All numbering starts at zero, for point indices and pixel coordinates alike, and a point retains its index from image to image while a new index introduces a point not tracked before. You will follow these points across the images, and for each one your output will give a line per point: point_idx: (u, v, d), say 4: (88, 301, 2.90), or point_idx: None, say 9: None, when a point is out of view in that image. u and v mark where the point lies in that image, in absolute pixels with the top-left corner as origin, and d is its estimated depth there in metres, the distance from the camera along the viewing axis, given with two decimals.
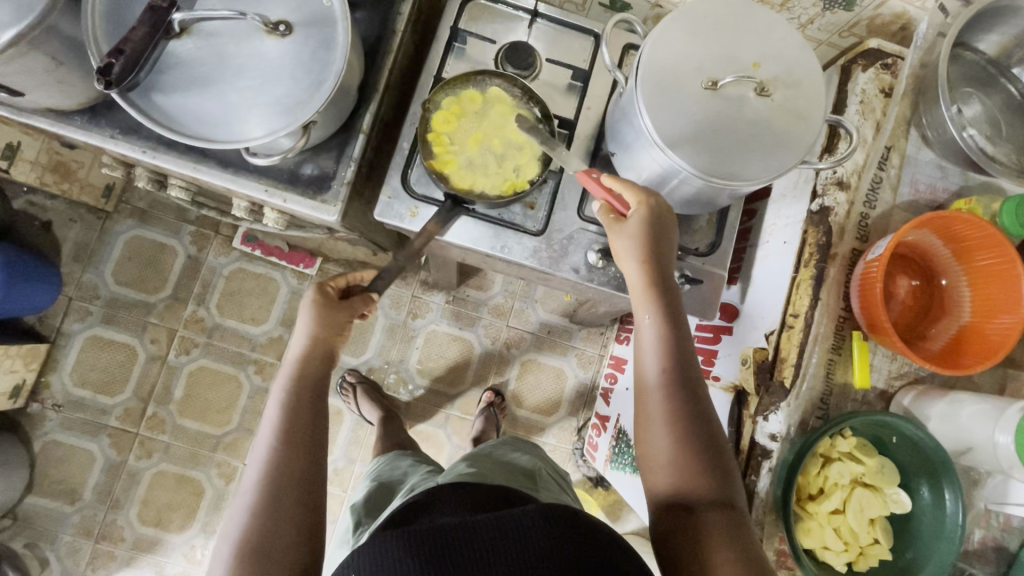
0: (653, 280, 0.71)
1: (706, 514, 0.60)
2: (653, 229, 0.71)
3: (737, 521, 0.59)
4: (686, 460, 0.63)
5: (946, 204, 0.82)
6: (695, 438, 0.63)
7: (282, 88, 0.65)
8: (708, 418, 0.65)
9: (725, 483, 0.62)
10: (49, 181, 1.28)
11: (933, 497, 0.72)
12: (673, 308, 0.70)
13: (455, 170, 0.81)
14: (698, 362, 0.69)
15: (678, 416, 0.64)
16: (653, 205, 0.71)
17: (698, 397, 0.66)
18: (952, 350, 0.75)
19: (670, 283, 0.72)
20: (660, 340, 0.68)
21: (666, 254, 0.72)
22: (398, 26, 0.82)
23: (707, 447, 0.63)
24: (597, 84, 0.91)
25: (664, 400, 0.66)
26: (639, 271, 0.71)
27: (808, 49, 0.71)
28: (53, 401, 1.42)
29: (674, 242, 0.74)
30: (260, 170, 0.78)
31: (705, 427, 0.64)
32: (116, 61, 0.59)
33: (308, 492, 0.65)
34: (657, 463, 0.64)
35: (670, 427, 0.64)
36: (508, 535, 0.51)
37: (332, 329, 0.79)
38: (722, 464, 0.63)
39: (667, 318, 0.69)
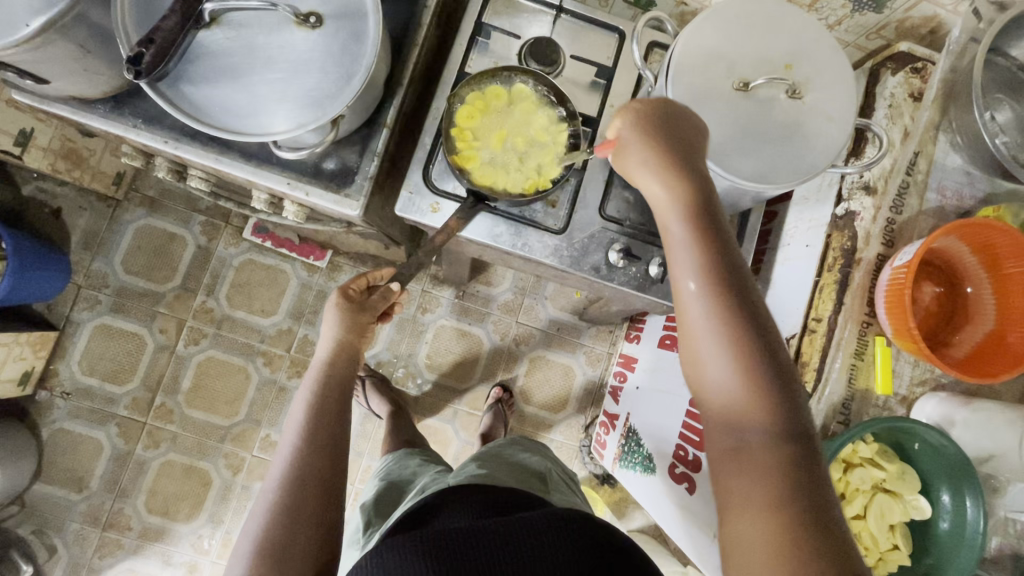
0: (681, 184, 0.58)
1: (769, 453, 0.51)
2: (665, 132, 0.60)
3: (805, 456, 0.51)
4: (743, 393, 0.52)
5: (973, 211, 0.82)
6: (753, 363, 0.52)
7: (310, 80, 0.64)
8: (768, 337, 0.53)
9: (791, 414, 0.52)
10: (62, 168, 1.26)
11: (954, 504, 0.72)
12: (707, 211, 0.57)
13: (477, 166, 0.80)
14: (747, 269, 0.56)
15: (732, 339, 0.53)
16: (651, 109, 0.61)
17: (748, 311, 0.54)
18: (976, 357, 0.75)
19: (703, 183, 0.59)
20: (698, 253, 0.55)
21: (689, 150, 0.60)
22: (424, 19, 0.81)
23: (767, 373, 0.52)
24: (621, 82, 0.90)
25: (713, 324, 0.53)
26: (660, 180, 0.59)
27: (841, 50, 0.70)
28: (62, 389, 1.42)
29: (697, 137, 0.61)
30: (284, 163, 0.77)
31: (764, 349, 0.53)
32: (146, 50, 0.59)
33: (328, 491, 0.65)
34: (711, 397, 0.54)
35: (724, 355, 0.53)
36: (528, 533, 0.51)
37: (357, 329, 0.81)
38: (786, 390, 0.52)
39: (704, 225, 0.56)
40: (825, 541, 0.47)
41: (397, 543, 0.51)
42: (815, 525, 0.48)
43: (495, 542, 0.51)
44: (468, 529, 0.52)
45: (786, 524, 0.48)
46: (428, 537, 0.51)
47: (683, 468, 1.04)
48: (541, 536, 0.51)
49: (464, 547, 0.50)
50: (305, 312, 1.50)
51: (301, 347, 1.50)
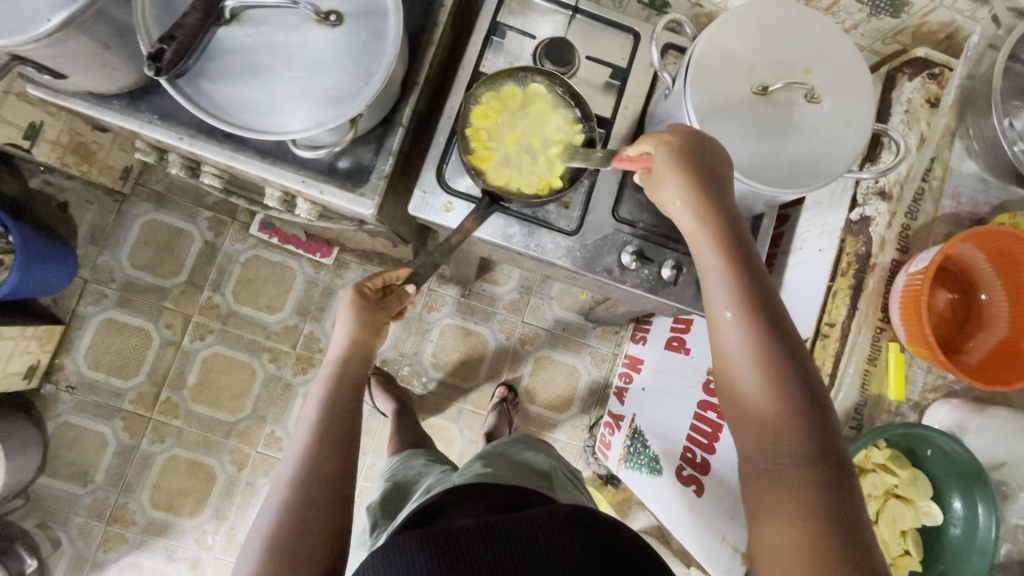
0: (715, 220, 0.63)
1: (801, 469, 0.53)
2: (699, 164, 0.63)
3: (837, 475, 0.52)
4: (777, 412, 0.54)
5: (987, 218, 0.82)
6: (789, 386, 0.55)
7: (330, 79, 0.64)
8: (803, 363, 0.56)
9: (825, 436, 0.54)
10: (70, 161, 1.25)
11: (965, 510, 0.72)
12: (739, 244, 0.62)
13: (492, 166, 0.80)
14: (775, 293, 0.60)
15: (765, 361, 0.56)
16: (683, 138, 0.65)
17: (780, 334, 0.57)
18: (990, 364, 0.75)
19: (735, 220, 0.63)
20: (732, 282, 0.59)
21: (722, 185, 0.64)
22: (441, 18, 0.81)
23: (802, 395, 0.55)
24: (636, 84, 0.90)
25: (749, 347, 0.57)
26: (695, 214, 0.63)
27: (859, 56, 0.70)
28: (68, 383, 1.42)
29: (730, 175, 0.65)
30: (299, 162, 0.77)
31: (799, 372, 0.56)
32: (168, 46, 0.58)
33: (339, 488, 0.65)
34: (745, 415, 0.56)
35: (761, 376, 0.56)
36: (533, 529, 0.51)
37: (371, 329, 0.81)
38: (815, 410, 0.55)
39: (736, 257, 0.61)
40: (854, 554, 0.48)
41: (404, 541, 0.51)
42: (844, 539, 0.49)
43: (503, 539, 0.51)
44: (475, 526, 0.52)
45: (819, 533, 0.50)
46: (436, 535, 0.51)
47: (690, 470, 1.04)
48: (544, 531, 0.51)
49: (471, 545, 0.50)
50: (311, 309, 1.50)
51: (306, 343, 1.49)
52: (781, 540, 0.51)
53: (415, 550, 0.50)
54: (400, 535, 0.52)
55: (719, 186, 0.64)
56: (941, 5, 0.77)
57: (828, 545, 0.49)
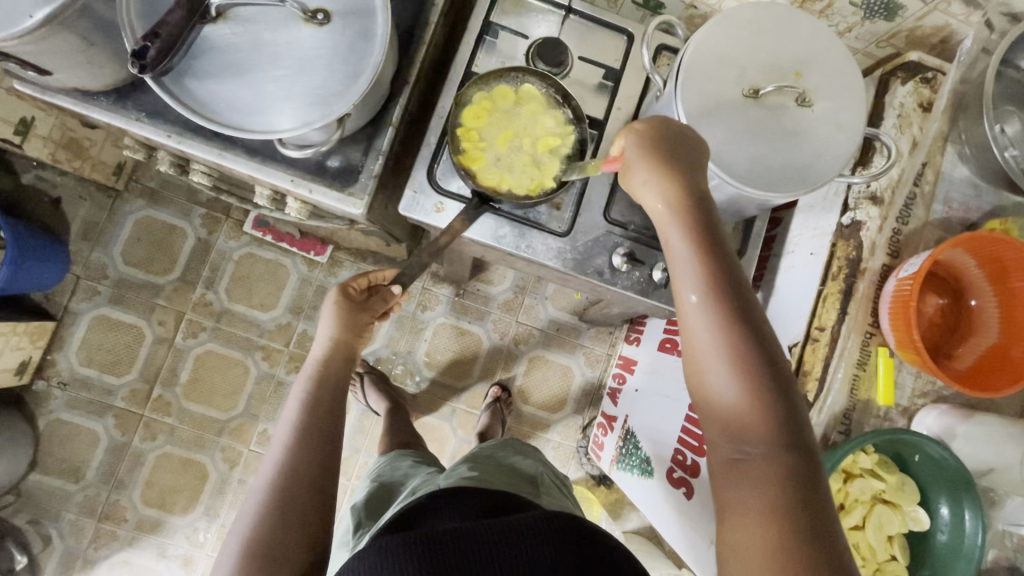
0: (685, 206, 0.61)
1: (768, 460, 0.53)
2: (673, 153, 0.62)
3: (804, 466, 0.53)
4: (745, 404, 0.55)
5: (978, 223, 0.82)
6: (757, 376, 0.55)
7: (317, 78, 0.64)
8: (771, 352, 0.56)
9: (792, 427, 0.54)
10: (62, 157, 1.25)
11: (952, 517, 0.72)
12: (709, 231, 0.61)
13: (483, 167, 0.80)
14: (745, 281, 0.59)
15: (733, 350, 0.55)
16: (653, 126, 0.64)
17: (749, 322, 0.57)
18: (979, 370, 0.75)
19: (706, 205, 0.62)
20: (700, 269, 0.59)
21: (693, 170, 0.63)
22: (432, 17, 0.81)
23: (770, 385, 0.55)
24: (628, 85, 0.89)
25: (717, 337, 0.56)
26: (664, 200, 0.62)
27: (851, 60, 0.70)
28: (59, 379, 1.42)
29: (702, 157, 0.64)
30: (288, 161, 0.76)
31: (766, 361, 0.55)
32: (152, 44, 0.58)
33: (318, 493, 0.64)
34: (714, 406, 0.57)
35: (728, 366, 0.55)
36: (510, 535, 0.51)
37: (354, 329, 0.80)
38: (784, 401, 0.55)
39: (705, 244, 0.59)
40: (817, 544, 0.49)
41: (387, 543, 0.51)
42: (809, 530, 0.50)
43: (484, 545, 0.50)
44: (457, 530, 0.52)
45: (784, 530, 0.50)
46: (418, 537, 0.51)
47: (681, 473, 1.04)
48: (521, 537, 0.51)
49: (453, 549, 0.50)
50: (304, 307, 1.50)
51: (300, 342, 1.49)
52: (748, 534, 0.51)
53: (396, 552, 0.50)
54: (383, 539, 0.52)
55: (690, 171, 0.62)
56: (934, 9, 0.76)
57: (793, 537, 0.49)
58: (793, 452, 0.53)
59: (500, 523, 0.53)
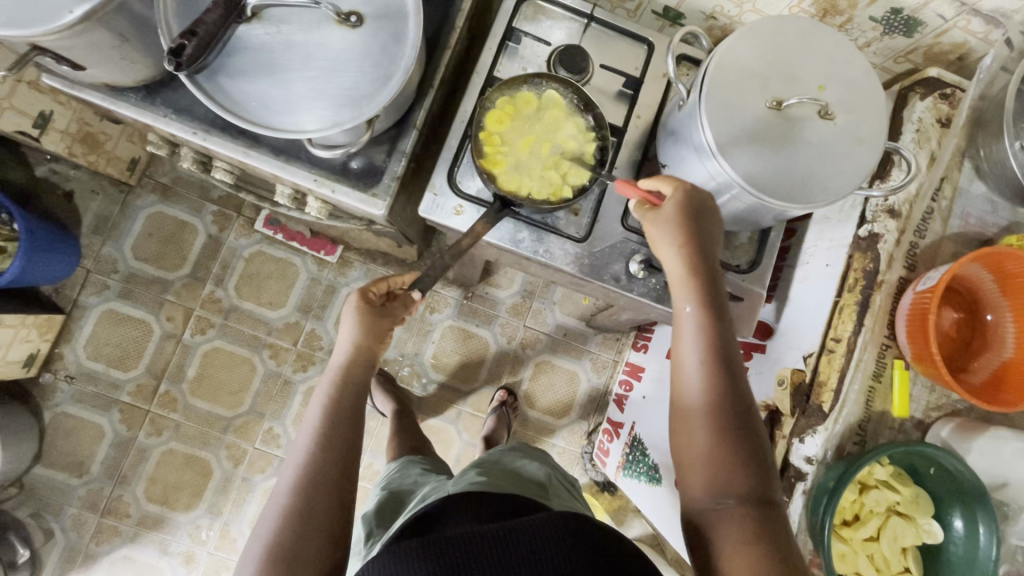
0: (696, 274, 0.69)
1: (743, 507, 0.59)
2: (694, 222, 0.69)
3: (773, 518, 0.59)
4: (730, 455, 0.61)
5: (995, 238, 0.83)
6: (741, 434, 0.62)
7: (348, 79, 0.65)
8: (750, 414, 0.64)
9: (766, 483, 0.61)
10: (78, 151, 1.25)
11: (966, 529, 0.73)
12: (714, 300, 0.68)
13: (503, 171, 0.80)
14: (737, 352, 0.67)
15: (721, 408, 0.63)
16: (694, 194, 0.69)
17: (736, 386, 0.64)
18: (993, 384, 0.75)
19: (713, 278, 0.69)
20: (701, 331, 0.66)
21: (706, 244, 0.70)
22: (458, 21, 0.81)
23: (752, 442, 0.62)
24: (648, 93, 0.90)
25: (707, 394, 0.64)
26: (680, 262, 0.69)
27: (874, 75, 0.71)
28: (66, 372, 1.42)
29: (717, 232, 0.72)
30: (312, 160, 0.77)
31: (749, 422, 0.63)
32: (189, 42, 0.59)
33: (339, 497, 0.64)
34: (698, 453, 0.63)
35: (711, 421, 0.63)
36: (534, 534, 0.51)
37: (375, 335, 0.81)
38: (761, 458, 0.62)
39: (711, 311, 0.67)
40: None
41: (401, 548, 0.51)
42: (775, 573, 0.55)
43: (499, 550, 0.50)
44: (473, 535, 0.52)
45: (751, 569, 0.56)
46: (431, 543, 0.51)
47: None
48: (547, 536, 0.51)
49: (468, 555, 0.50)
50: (313, 306, 1.50)
51: (308, 341, 1.49)
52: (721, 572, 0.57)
53: (412, 556, 0.50)
54: (397, 543, 0.52)
55: (703, 243, 0.69)
56: (954, 26, 0.79)
57: None
58: (764, 504, 0.60)
59: (520, 525, 0.52)
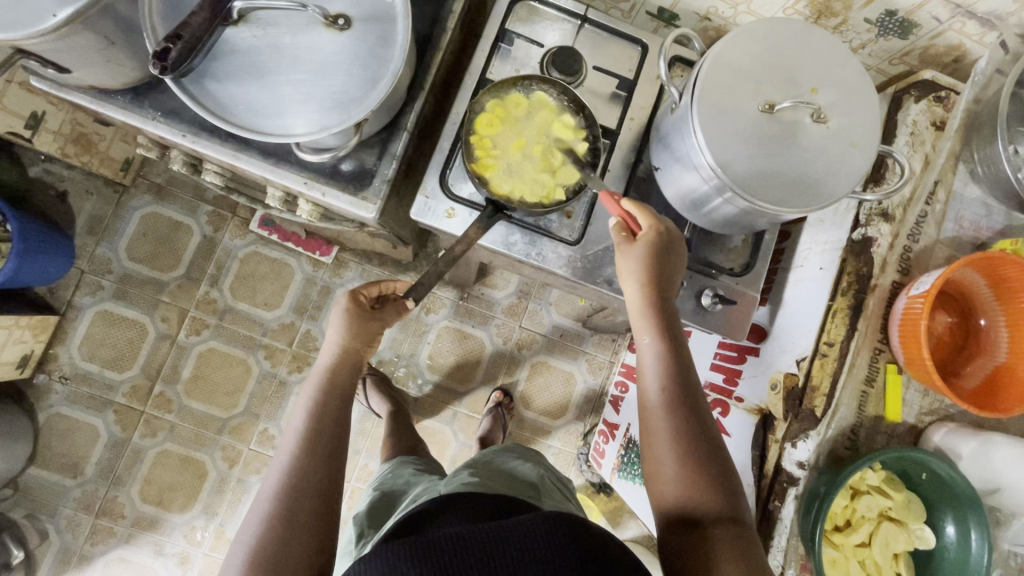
0: (656, 304, 0.71)
1: (711, 527, 0.60)
2: (656, 253, 0.72)
3: (743, 534, 0.59)
4: (693, 478, 0.62)
5: (989, 242, 0.83)
6: (702, 456, 0.63)
7: (336, 82, 0.64)
8: (712, 434, 0.66)
9: (733, 498, 0.62)
10: (70, 151, 1.25)
11: (958, 535, 0.73)
12: (673, 328, 0.71)
13: (495, 175, 0.80)
14: (695, 378, 0.70)
15: (682, 434, 0.65)
16: (657, 232, 0.72)
17: (698, 408, 0.67)
18: (986, 389, 0.75)
19: (671, 309, 0.73)
20: (662, 362, 0.69)
21: (667, 274, 0.73)
22: (450, 23, 0.81)
23: (713, 463, 0.63)
24: (641, 95, 0.90)
25: (666, 420, 0.66)
26: (642, 293, 0.71)
27: (867, 77, 0.70)
28: (61, 373, 1.41)
29: (681, 264, 0.74)
30: (302, 163, 0.76)
31: (710, 443, 0.65)
32: (173, 46, 0.58)
33: (323, 504, 0.64)
34: (665, 483, 0.64)
35: (676, 444, 0.64)
36: (520, 535, 0.51)
37: (365, 338, 0.80)
38: (727, 475, 0.63)
39: (668, 339, 0.70)
40: None
41: (389, 548, 0.51)
42: None
43: (486, 552, 0.50)
44: (460, 534, 0.52)
45: None
46: (420, 541, 0.51)
47: None
48: (532, 535, 0.51)
49: (455, 554, 0.50)
50: (308, 307, 1.49)
51: (303, 341, 1.48)
52: None
53: (402, 555, 0.50)
54: (384, 543, 0.52)
55: (665, 273, 0.72)
56: (949, 28, 0.78)
57: None
58: (734, 519, 0.60)
59: (505, 525, 0.52)
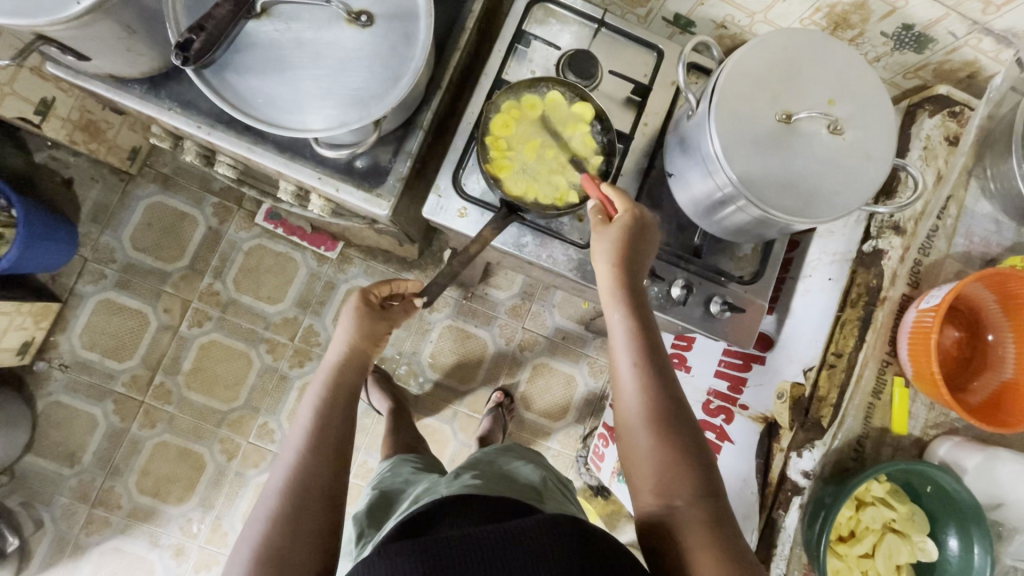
0: (625, 285, 0.71)
1: (692, 509, 0.60)
2: (632, 237, 0.71)
3: (721, 514, 0.60)
4: (671, 461, 0.62)
5: (999, 258, 0.83)
6: (678, 438, 0.64)
7: (357, 79, 0.64)
8: (684, 414, 0.66)
9: (708, 478, 0.62)
10: (78, 139, 1.24)
11: (961, 549, 0.73)
12: (642, 307, 0.71)
13: (510, 176, 0.79)
14: (666, 358, 0.69)
15: (657, 414, 0.65)
16: (632, 220, 0.72)
17: (671, 387, 0.67)
18: (993, 405, 0.76)
19: (639, 288, 0.72)
20: (633, 340, 0.68)
21: (639, 256, 0.72)
22: (468, 23, 0.81)
23: (689, 444, 0.64)
24: (656, 100, 0.89)
25: (644, 406, 0.65)
26: (614, 275, 0.71)
27: (884, 91, 0.70)
28: (61, 361, 1.41)
29: (651, 241, 0.74)
30: (317, 158, 0.76)
31: (682, 422, 0.65)
32: (197, 36, 0.59)
33: (329, 504, 0.63)
34: (640, 465, 0.64)
35: (649, 427, 0.64)
36: (519, 538, 0.51)
37: (372, 338, 0.81)
38: (699, 453, 0.64)
39: (640, 318, 0.69)
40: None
41: (392, 549, 0.50)
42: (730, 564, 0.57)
43: (487, 556, 0.49)
44: (463, 535, 0.51)
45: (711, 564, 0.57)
46: (421, 543, 0.51)
47: None
48: (536, 540, 0.50)
49: (456, 558, 0.49)
50: (311, 302, 1.49)
51: (305, 336, 1.48)
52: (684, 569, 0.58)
53: (403, 561, 0.49)
54: (387, 544, 0.52)
55: (636, 255, 0.72)
56: (965, 44, 0.79)
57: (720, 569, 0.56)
58: (708, 498, 0.61)
59: (506, 528, 0.52)
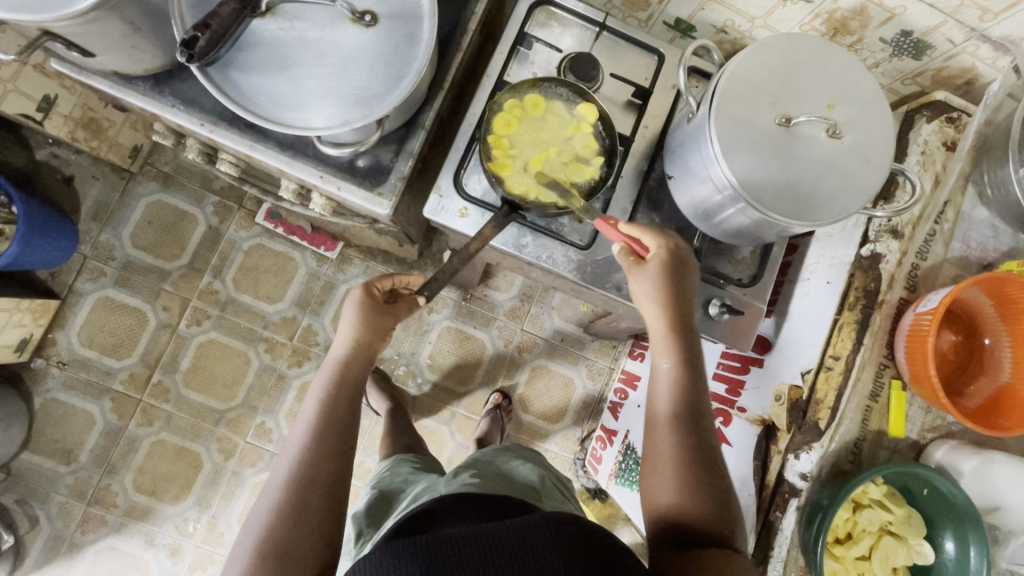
0: (671, 327, 0.73)
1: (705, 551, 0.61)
2: (676, 278, 0.73)
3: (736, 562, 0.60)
4: (693, 502, 0.64)
5: (995, 263, 0.84)
6: (704, 482, 0.65)
7: (359, 78, 0.65)
8: (713, 463, 0.67)
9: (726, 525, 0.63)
10: (80, 136, 1.24)
11: (957, 551, 0.73)
12: (689, 354, 0.73)
13: (512, 175, 0.80)
14: (707, 408, 0.71)
15: (686, 456, 0.66)
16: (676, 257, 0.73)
17: (705, 435, 0.69)
18: (988, 409, 0.76)
19: (688, 334, 0.74)
20: (675, 383, 0.71)
21: (685, 301, 0.74)
22: (471, 25, 0.82)
23: (714, 490, 0.65)
24: (657, 103, 0.90)
25: (675, 445, 0.67)
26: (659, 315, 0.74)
27: (883, 97, 0.71)
28: (58, 358, 1.40)
29: (693, 290, 0.76)
30: (319, 157, 0.77)
31: (711, 469, 0.66)
32: (201, 34, 0.58)
33: (331, 498, 0.63)
34: (663, 499, 0.66)
35: (675, 466, 0.66)
36: (520, 535, 0.51)
37: (376, 333, 0.80)
38: (722, 501, 0.64)
39: (685, 364, 0.72)
40: None
41: (393, 547, 0.50)
42: None
43: (489, 550, 0.49)
44: (462, 532, 0.51)
45: None
46: (424, 541, 0.50)
47: None
48: (537, 536, 0.50)
49: (456, 552, 0.49)
50: (310, 302, 1.49)
51: (304, 336, 1.48)
52: None
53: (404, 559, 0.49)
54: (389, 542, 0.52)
55: (682, 300, 0.73)
56: (962, 51, 0.80)
57: None
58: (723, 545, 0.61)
59: (508, 525, 0.52)
